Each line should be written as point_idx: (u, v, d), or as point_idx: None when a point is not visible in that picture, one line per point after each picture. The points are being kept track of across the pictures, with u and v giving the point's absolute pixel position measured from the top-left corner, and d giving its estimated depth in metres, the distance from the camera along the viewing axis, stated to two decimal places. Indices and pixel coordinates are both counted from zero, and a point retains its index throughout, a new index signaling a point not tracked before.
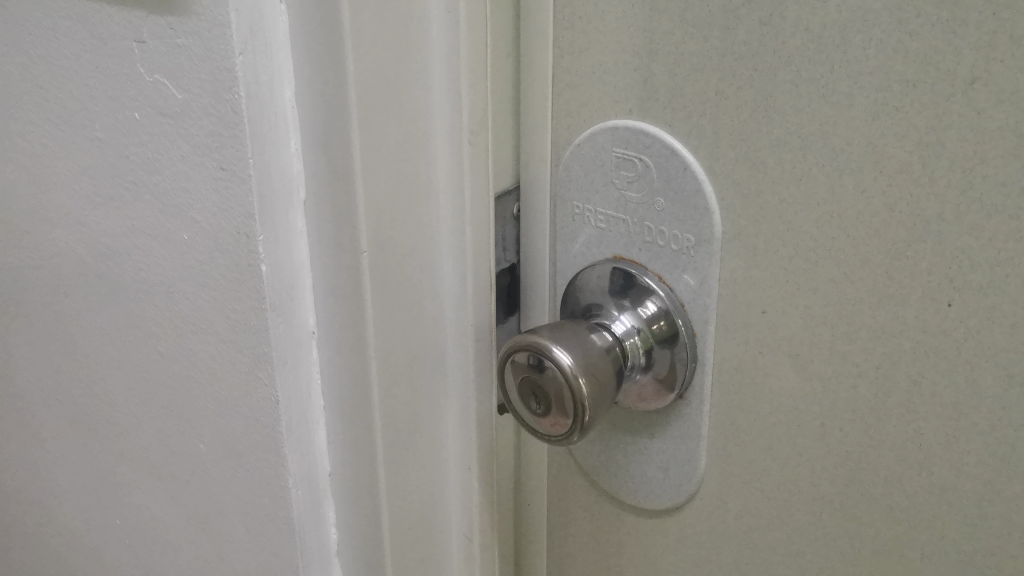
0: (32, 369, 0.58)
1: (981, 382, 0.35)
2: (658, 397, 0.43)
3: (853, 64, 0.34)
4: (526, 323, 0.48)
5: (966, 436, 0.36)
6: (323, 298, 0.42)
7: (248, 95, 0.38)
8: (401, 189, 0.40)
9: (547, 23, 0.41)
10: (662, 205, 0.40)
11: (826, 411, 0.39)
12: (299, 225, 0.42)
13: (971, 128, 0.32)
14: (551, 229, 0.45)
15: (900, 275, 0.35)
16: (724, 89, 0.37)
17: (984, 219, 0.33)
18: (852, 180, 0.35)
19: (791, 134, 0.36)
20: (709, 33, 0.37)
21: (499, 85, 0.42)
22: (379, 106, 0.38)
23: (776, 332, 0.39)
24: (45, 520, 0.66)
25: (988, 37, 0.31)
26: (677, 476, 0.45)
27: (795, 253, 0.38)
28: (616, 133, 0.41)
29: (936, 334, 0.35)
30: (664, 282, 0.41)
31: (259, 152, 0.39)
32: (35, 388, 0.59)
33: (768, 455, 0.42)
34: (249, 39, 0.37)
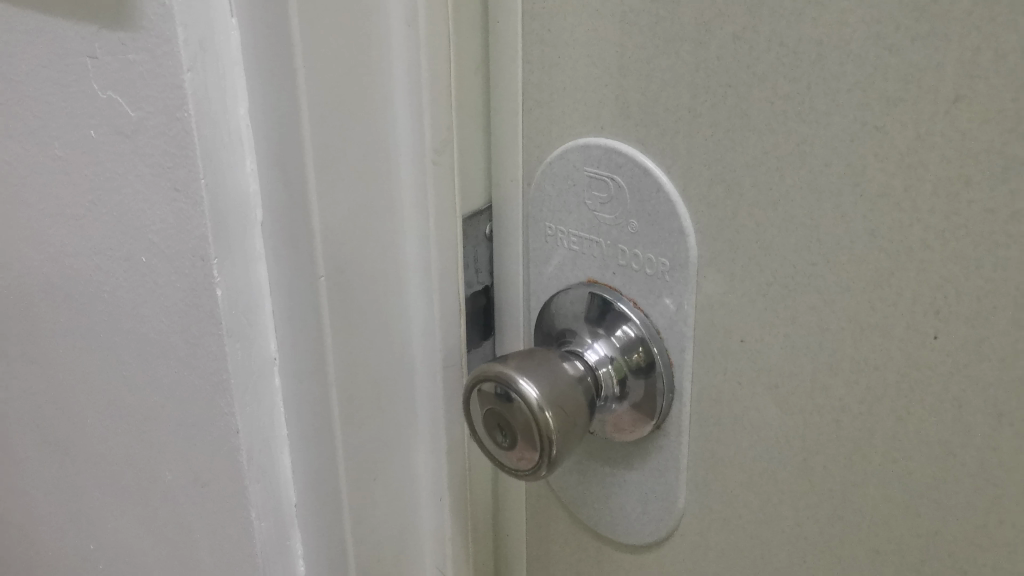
0: (4, 390, 0.57)
1: (970, 420, 0.32)
2: (635, 428, 0.41)
3: (830, 82, 0.32)
4: (502, 347, 0.46)
5: (954, 477, 0.33)
6: (286, 323, 0.41)
7: (198, 113, 0.36)
8: (363, 211, 0.38)
9: (515, 36, 0.39)
10: (636, 227, 0.38)
11: (808, 447, 0.37)
12: (257, 248, 0.40)
13: (955, 149, 0.30)
14: (524, 250, 0.43)
15: (884, 305, 0.33)
16: (698, 106, 0.35)
17: (970, 247, 0.30)
18: (830, 204, 0.33)
19: (767, 154, 0.34)
20: (681, 48, 0.35)
21: (468, 101, 0.40)
22: (335, 126, 0.36)
23: (755, 362, 0.37)
24: (21, 543, 0.64)
25: (971, 52, 0.29)
26: (656, 510, 0.43)
27: (773, 280, 0.35)
28: (587, 151, 0.39)
29: (922, 368, 0.33)
30: (638, 307, 0.40)
31: (212, 172, 0.37)
32: (7, 408, 0.58)
33: (750, 492, 0.39)
34: (199, 55, 0.35)
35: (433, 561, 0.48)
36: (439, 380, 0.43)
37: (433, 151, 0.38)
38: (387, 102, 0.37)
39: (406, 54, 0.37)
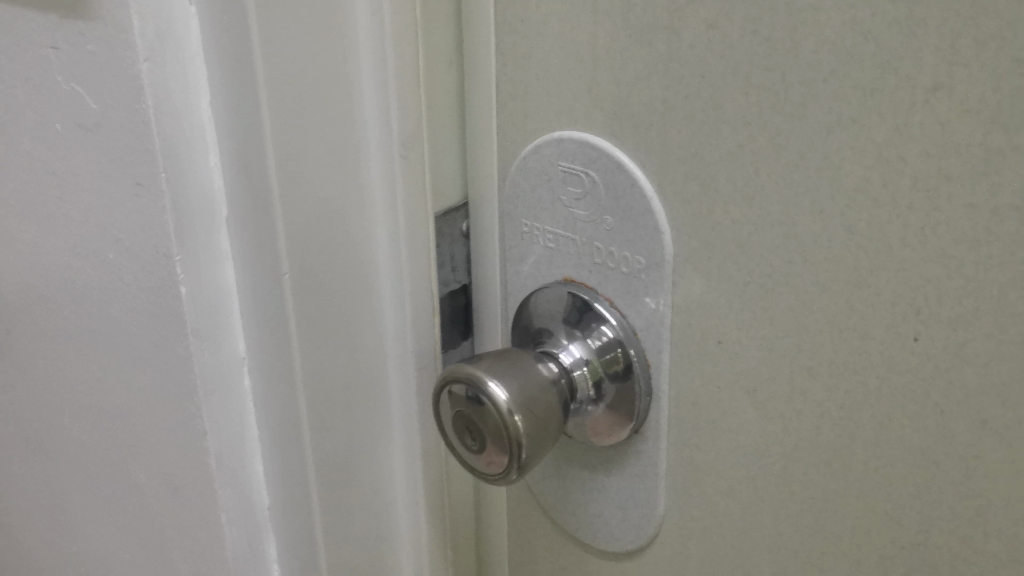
0: None
1: (953, 428, 0.31)
2: (612, 432, 0.39)
3: (805, 71, 0.30)
4: (481, 347, 0.45)
5: (938, 487, 0.32)
6: (254, 322, 0.40)
7: (156, 105, 0.35)
8: (330, 206, 0.37)
9: (488, 27, 0.38)
10: (611, 225, 0.37)
11: (789, 453, 0.35)
12: (224, 245, 0.39)
13: (934, 141, 0.28)
14: (501, 248, 0.42)
15: (863, 305, 0.31)
16: (671, 98, 0.34)
17: (951, 244, 0.29)
18: (807, 200, 0.31)
19: (742, 148, 0.32)
20: (654, 37, 0.33)
21: (441, 94, 0.39)
22: (298, 120, 0.35)
23: (733, 364, 0.36)
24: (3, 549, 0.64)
25: (949, 38, 0.27)
26: (636, 517, 0.41)
27: (750, 279, 0.34)
28: (562, 145, 0.37)
29: (903, 372, 0.31)
30: (615, 307, 0.38)
31: (173, 166, 0.36)
32: None
33: (730, 499, 0.38)
34: (157, 46, 0.34)
35: (412, 566, 0.47)
36: (412, 382, 0.42)
37: (402, 145, 0.37)
38: (353, 95, 0.36)
39: (373, 45, 0.36)
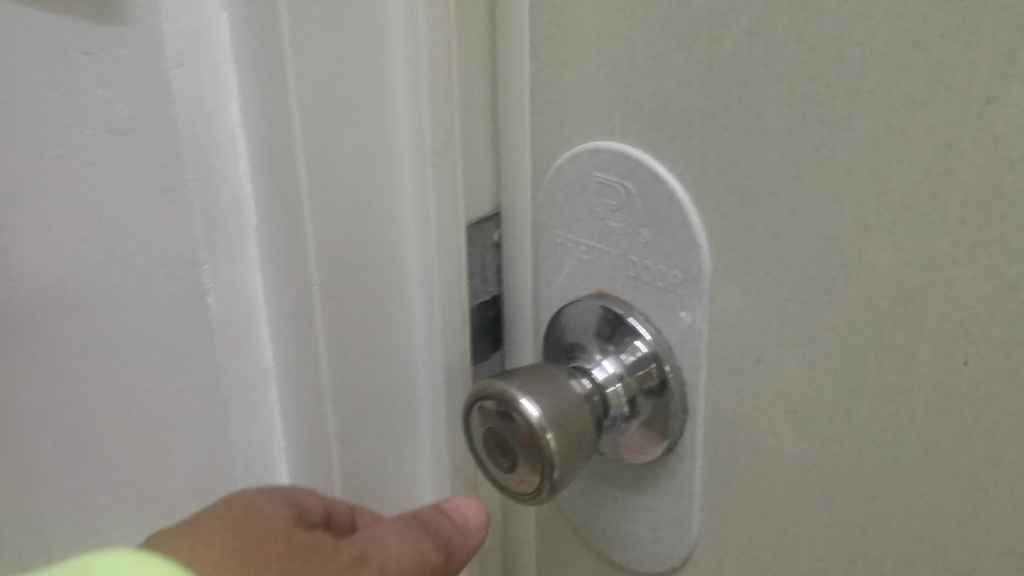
0: None
1: (1003, 454, 0.29)
2: (645, 450, 0.39)
3: (852, 81, 0.29)
4: (511, 361, 0.44)
5: (987, 515, 0.30)
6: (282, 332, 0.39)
7: (188, 112, 0.36)
8: (361, 213, 0.37)
9: (523, 34, 0.37)
10: (647, 237, 0.36)
11: (829, 476, 0.34)
12: (252, 253, 0.39)
13: (988, 155, 0.27)
14: (533, 259, 0.41)
15: (909, 325, 0.30)
16: (711, 107, 0.33)
17: (1004, 263, 0.28)
18: (853, 215, 0.30)
19: (784, 160, 0.31)
20: (692, 45, 0.32)
21: (474, 102, 0.38)
22: (329, 130, 0.34)
23: (771, 383, 0.35)
24: None
25: (1005, 48, 0.26)
26: (668, 537, 0.40)
27: (791, 296, 0.33)
28: (597, 156, 0.37)
29: (951, 396, 0.30)
30: (650, 322, 0.37)
31: (202, 173, 0.37)
32: None
33: (766, 522, 0.37)
34: (187, 52, 0.35)
35: None
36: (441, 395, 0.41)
37: (434, 156, 0.36)
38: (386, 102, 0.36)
39: (406, 53, 0.35)
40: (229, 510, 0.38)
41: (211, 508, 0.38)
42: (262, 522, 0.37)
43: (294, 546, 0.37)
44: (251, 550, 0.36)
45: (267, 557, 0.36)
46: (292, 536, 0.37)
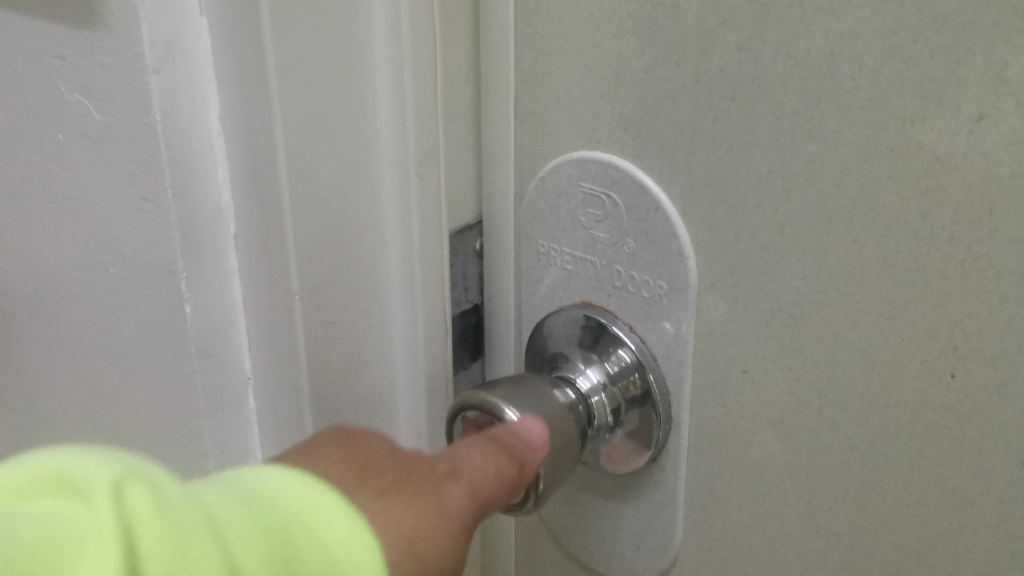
0: None
1: (990, 467, 0.30)
2: (629, 460, 0.39)
3: (842, 97, 0.29)
4: (492, 370, 0.44)
5: (972, 527, 0.31)
6: (261, 342, 0.39)
7: (165, 120, 0.34)
8: (342, 222, 0.36)
9: (507, 42, 0.37)
10: (633, 248, 0.36)
11: (815, 487, 0.34)
12: (232, 262, 0.38)
13: (977, 172, 0.27)
14: (516, 269, 0.41)
15: (897, 339, 0.30)
16: (699, 120, 0.33)
17: (992, 278, 0.28)
18: (842, 229, 0.30)
19: (772, 173, 0.31)
20: (680, 57, 0.32)
21: (457, 111, 0.38)
22: (310, 140, 0.34)
23: (757, 394, 0.35)
24: None
25: (997, 66, 0.26)
26: (651, 547, 0.40)
27: (778, 308, 0.33)
28: (582, 165, 0.36)
29: (938, 408, 0.30)
30: (634, 332, 0.37)
31: (180, 183, 0.36)
32: None
33: (750, 532, 0.37)
34: (166, 57, 0.33)
35: None
36: (423, 405, 0.40)
37: (417, 165, 0.36)
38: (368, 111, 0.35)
39: (389, 62, 0.34)
40: (334, 441, 0.33)
41: (327, 434, 0.33)
42: (368, 442, 0.33)
43: (398, 459, 0.32)
44: (369, 468, 0.31)
45: (382, 472, 0.31)
46: (412, 454, 0.32)
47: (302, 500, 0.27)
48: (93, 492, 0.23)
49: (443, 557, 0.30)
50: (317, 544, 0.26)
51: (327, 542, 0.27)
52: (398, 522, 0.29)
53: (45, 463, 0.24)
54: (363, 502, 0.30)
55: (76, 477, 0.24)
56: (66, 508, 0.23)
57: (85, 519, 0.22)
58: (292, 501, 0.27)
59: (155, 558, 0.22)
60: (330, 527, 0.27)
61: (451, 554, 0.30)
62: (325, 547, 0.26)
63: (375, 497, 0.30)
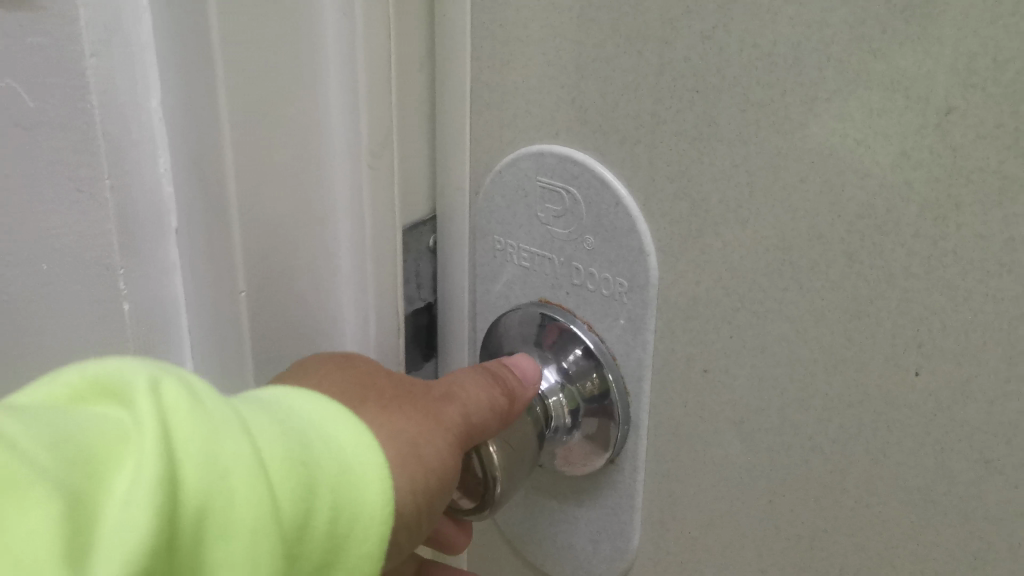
0: None
1: (953, 467, 0.29)
2: (586, 461, 0.38)
3: (808, 89, 0.28)
4: (445, 370, 0.44)
5: (934, 528, 0.30)
6: (208, 339, 0.37)
7: (102, 104, 0.33)
8: (289, 215, 0.35)
9: (463, 32, 0.36)
10: (593, 244, 0.35)
11: (776, 488, 0.34)
12: (173, 256, 0.37)
13: (944, 166, 0.27)
14: (471, 266, 0.40)
15: (860, 336, 0.30)
16: (661, 112, 0.32)
17: (958, 275, 0.27)
18: (806, 225, 0.30)
19: (736, 167, 0.31)
20: (643, 47, 0.31)
21: (411, 102, 0.37)
22: (257, 130, 0.32)
23: (718, 394, 0.34)
24: None
25: (967, 58, 0.25)
26: (608, 550, 0.39)
27: (739, 306, 0.32)
28: (541, 159, 0.36)
29: (901, 407, 0.30)
30: (593, 330, 0.37)
31: (118, 173, 0.34)
32: None
33: (709, 534, 0.36)
34: (104, 40, 0.32)
35: None
36: None
37: (371, 156, 0.35)
38: (319, 101, 0.34)
39: (340, 50, 0.33)
40: (330, 359, 0.32)
41: (321, 355, 0.32)
42: (365, 360, 0.32)
43: (396, 378, 0.31)
44: (369, 383, 0.30)
45: (384, 386, 0.30)
46: (403, 377, 0.32)
47: (312, 414, 0.27)
48: (130, 392, 0.23)
49: (441, 472, 0.30)
50: (330, 450, 0.26)
51: (342, 450, 0.26)
52: (399, 432, 0.29)
53: (70, 371, 0.24)
54: (367, 415, 0.29)
55: (108, 378, 0.23)
56: (103, 411, 0.22)
57: (128, 417, 0.22)
58: (303, 415, 0.27)
59: (195, 453, 0.22)
60: (341, 434, 0.27)
61: (449, 469, 0.30)
62: (339, 455, 0.26)
63: (378, 409, 0.29)
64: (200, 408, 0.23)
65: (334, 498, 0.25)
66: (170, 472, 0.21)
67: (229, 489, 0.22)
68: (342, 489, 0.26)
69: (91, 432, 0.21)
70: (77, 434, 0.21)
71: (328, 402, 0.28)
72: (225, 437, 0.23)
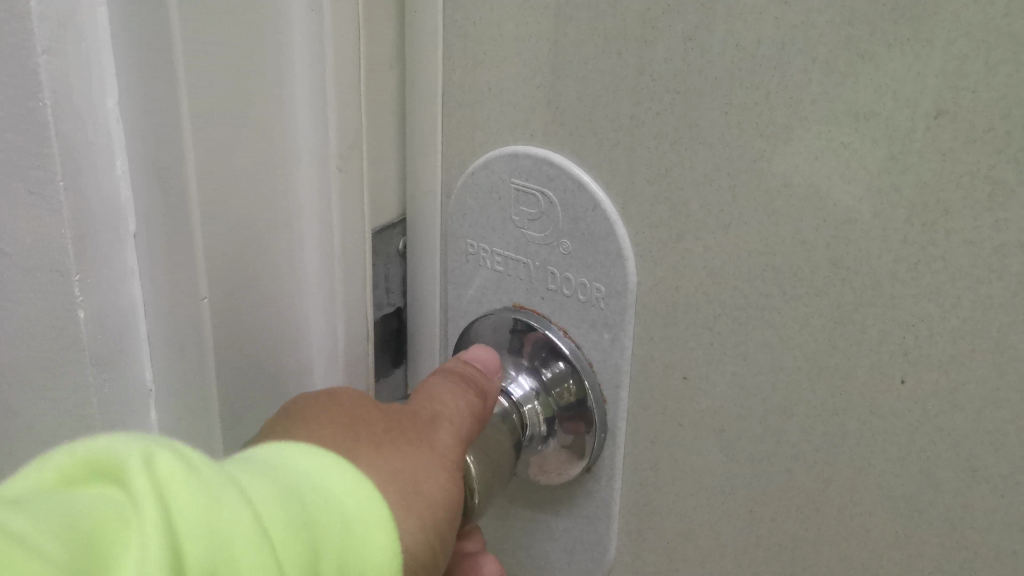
0: None
1: (939, 476, 0.29)
2: (562, 470, 0.37)
3: (792, 92, 0.28)
4: (414, 376, 0.43)
5: (920, 537, 0.30)
6: (166, 349, 0.35)
7: (55, 104, 0.30)
8: (252, 220, 0.34)
9: (434, 30, 0.35)
10: (569, 248, 0.34)
11: (757, 497, 0.33)
12: (132, 262, 0.34)
13: (933, 171, 0.26)
14: (442, 271, 0.39)
15: (845, 344, 0.29)
16: (641, 114, 0.31)
17: (946, 281, 0.27)
18: (790, 229, 0.29)
19: (718, 170, 0.30)
20: (622, 47, 0.31)
21: (380, 101, 0.36)
22: (222, 134, 0.31)
23: (698, 401, 0.33)
24: None
25: (957, 61, 0.25)
26: (584, 560, 0.39)
27: (720, 312, 0.32)
28: (515, 161, 0.35)
29: (886, 415, 0.29)
30: (569, 337, 0.36)
31: (73, 174, 0.32)
32: None
33: (688, 543, 0.36)
34: (59, 34, 0.30)
35: None
36: None
37: (338, 159, 0.34)
38: (285, 103, 0.33)
39: (309, 52, 0.33)
40: (312, 400, 0.30)
41: (300, 398, 0.30)
42: (347, 396, 0.30)
43: (383, 410, 0.30)
44: (358, 421, 0.29)
45: (374, 423, 0.29)
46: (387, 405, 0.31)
47: (305, 468, 0.26)
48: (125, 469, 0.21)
49: (447, 498, 0.29)
50: (330, 505, 0.25)
51: (341, 505, 0.25)
52: (401, 472, 0.28)
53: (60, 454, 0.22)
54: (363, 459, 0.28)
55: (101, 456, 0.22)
56: (98, 492, 0.21)
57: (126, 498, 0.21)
58: (299, 472, 0.26)
59: (196, 528, 0.21)
60: (337, 486, 0.26)
61: (456, 494, 0.29)
62: (338, 510, 0.25)
63: (373, 447, 0.28)
64: (197, 478, 0.22)
65: (338, 559, 0.24)
66: (172, 550, 0.20)
67: (234, 560, 0.21)
68: (346, 549, 0.25)
69: (88, 513, 0.20)
70: (75, 515, 0.20)
71: (320, 453, 0.27)
72: (225, 507, 0.22)
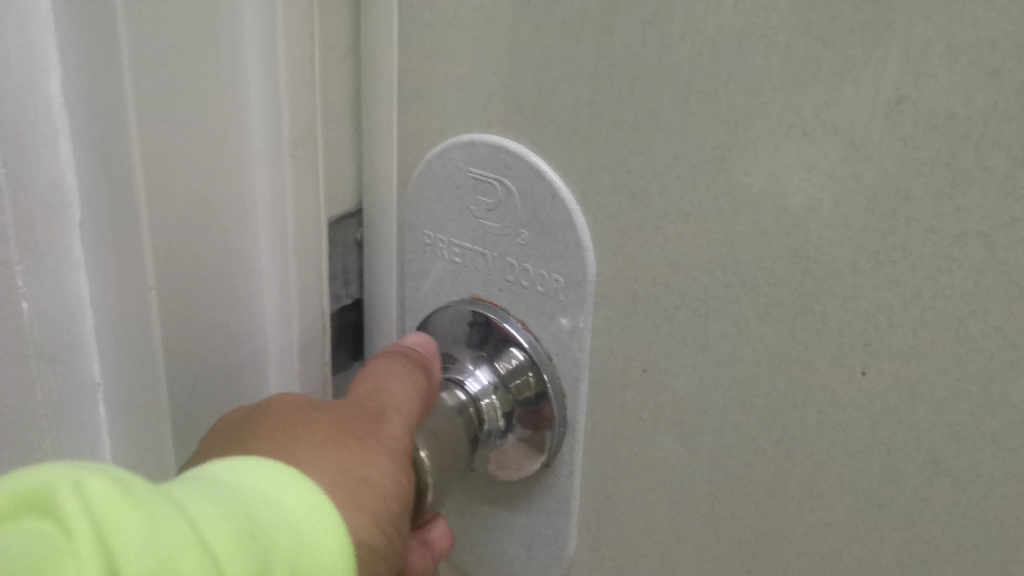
0: None
1: (899, 469, 0.28)
2: (520, 466, 0.36)
3: (752, 78, 0.27)
4: None
5: (880, 531, 0.29)
6: (112, 342, 0.34)
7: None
8: (202, 211, 0.32)
9: (391, 16, 0.34)
10: (527, 239, 0.34)
11: (717, 491, 0.33)
12: (77, 253, 0.33)
13: (894, 159, 0.26)
14: (399, 263, 0.39)
15: (805, 335, 0.29)
16: (600, 101, 0.30)
17: (906, 271, 0.26)
18: (750, 218, 0.29)
19: (677, 159, 0.29)
20: (580, 33, 0.30)
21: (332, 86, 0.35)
22: (171, 129, 0.30)
23: (657, 394, 0.33)
24: None
25: (918, 46, 0.24)
26: (543, 557, 0.38)
27: (680, 303, 0.31)
28: (472, 149, 0.34)
29: (846, 408, 0.29)
30: (528, 329, 0.35)
31: (19, 161, 0.31)
32: None
33: (648, 538, 0.35)
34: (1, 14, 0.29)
35: None
36: None
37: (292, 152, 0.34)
38: (235, 101, 0.32)
39: (263, 57, 0.32)
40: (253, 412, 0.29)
41: (237, 412, 0.30)
42: (286, 402, 0.29)
43: (325, 409, 0.29)
44: (299, 424, 0.28)
45: (317, 424, 0.28)
46: (330, 404, 0.30)
47: (259, 483, 0.25)
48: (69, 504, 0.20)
49: (398, 498, 0.28)
50: (286, 522, 0.24)
51: (298, 522, 0.24)
52: (348, 471, 0.27)
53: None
54: (308, 462, 0.27)
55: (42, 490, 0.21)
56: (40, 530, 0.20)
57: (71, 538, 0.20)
58: (252, 487, 0.25)
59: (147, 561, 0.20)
60: (292, 499, 0.25)
61: (406, 489, 0.29)
62: (294, 526, 0.24)
63: (318, 449, 0.27)
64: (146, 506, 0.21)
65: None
66: None
67: None
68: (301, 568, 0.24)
69: (21, 552, 0.19)
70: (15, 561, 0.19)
71: (262, 463, 0.26)
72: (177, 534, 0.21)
